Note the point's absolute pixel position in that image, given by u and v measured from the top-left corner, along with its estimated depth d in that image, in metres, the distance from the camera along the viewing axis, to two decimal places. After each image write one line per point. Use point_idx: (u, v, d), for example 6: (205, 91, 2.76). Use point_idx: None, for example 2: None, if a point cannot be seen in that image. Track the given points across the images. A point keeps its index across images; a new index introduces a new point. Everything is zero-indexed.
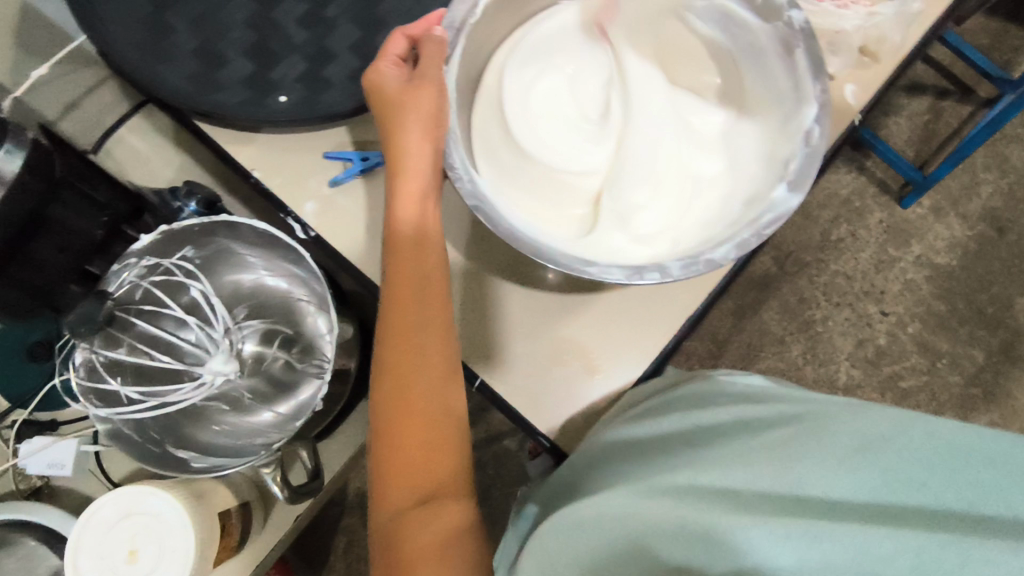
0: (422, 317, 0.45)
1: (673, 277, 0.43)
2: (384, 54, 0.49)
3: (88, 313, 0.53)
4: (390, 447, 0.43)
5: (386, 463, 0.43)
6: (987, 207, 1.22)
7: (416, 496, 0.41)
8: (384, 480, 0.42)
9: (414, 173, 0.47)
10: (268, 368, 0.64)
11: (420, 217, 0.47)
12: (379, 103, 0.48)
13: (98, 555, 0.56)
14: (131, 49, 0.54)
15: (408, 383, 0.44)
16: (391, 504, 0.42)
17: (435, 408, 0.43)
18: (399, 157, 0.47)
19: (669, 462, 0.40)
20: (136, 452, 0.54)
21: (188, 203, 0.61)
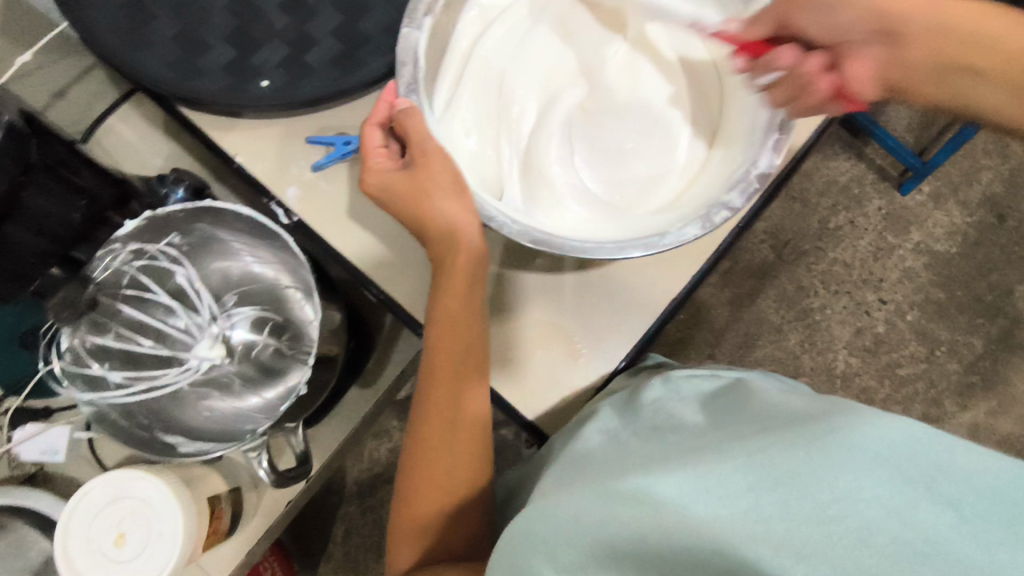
0: (455, 398, 0.49)
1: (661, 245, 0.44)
2: (367, 150, 0.50)
3: (68, 299, 0.54)
4: (419, 518, 0.49)
5: (411, 528, 0.49)
6: (987, 193, 1.21)
7: (431, 540, 0.48)
8: (403, 520, 0.49)
9: (463, 257, 0.48)
10: (257, 354, 0.63)
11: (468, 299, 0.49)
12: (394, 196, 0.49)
13: (89, 540, 0.56)
14: (111, 35, 0.54)
15: (444, 461, 0.49)
16: (409, 549, 0.49)
17: (463, 487, 0.49)
18: (440, 243, 0.48)
19: (656, 453, 0.40)
20: (123, 436, 0.56)
21: (175, 189, 0.62)
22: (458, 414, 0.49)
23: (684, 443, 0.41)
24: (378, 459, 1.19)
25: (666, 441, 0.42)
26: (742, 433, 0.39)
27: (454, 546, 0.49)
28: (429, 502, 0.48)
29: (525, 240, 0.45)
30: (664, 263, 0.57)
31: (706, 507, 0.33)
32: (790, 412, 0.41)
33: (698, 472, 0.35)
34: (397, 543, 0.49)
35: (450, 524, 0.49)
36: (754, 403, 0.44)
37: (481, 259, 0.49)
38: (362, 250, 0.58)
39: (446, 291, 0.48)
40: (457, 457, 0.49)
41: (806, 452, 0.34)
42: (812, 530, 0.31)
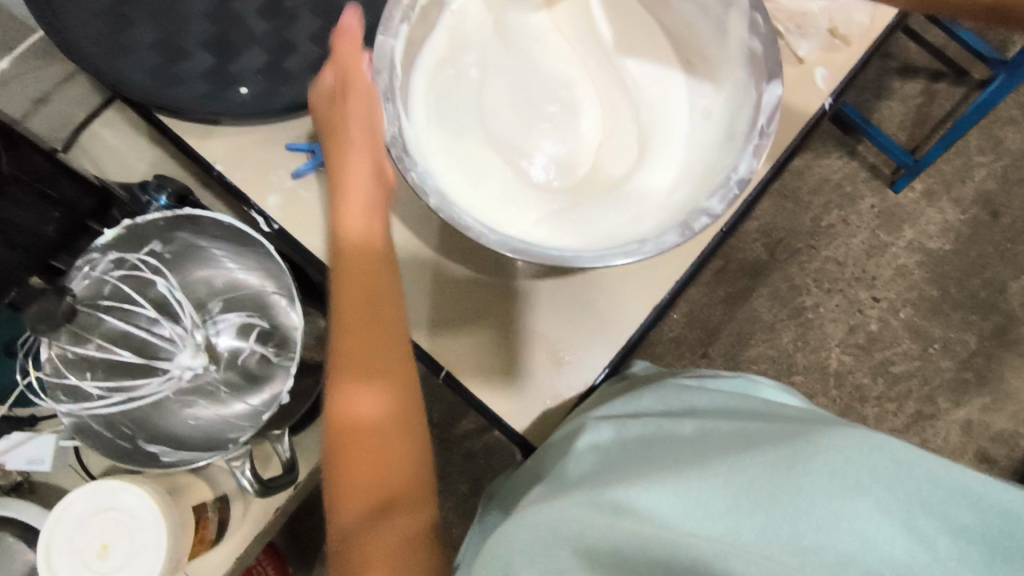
0: (375, 330, 0.46)
1: (641, 255, 0.44)
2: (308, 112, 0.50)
3: (45, 311, 0.52)
4: (345, 449, 0.44)
5: (340, 476, 0.44)
6: (980, 190, 1.21)
7: (371, 504, 0.43)
8: (339, 491, 0.44)
9: (359, 190, 0.48)
10: (243, 361, 0.64)
11: (371, 210, 0.49)
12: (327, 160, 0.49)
13: (72, 550, 0.56)
14: (88, 43, 0.54)
15: (379, 394, 0.45)
16: (352, 507, 0.43)
17: (393, 400, 0.45)
18: (348, 188, 0.48)
19: (639, 466, 0.40)
20: (106, 448, 0.54)
21: (158, 197, 0.62)
22: (372, 336, 0.46)
23: (669, 458, 0.40)
24: None
25: (649, 456, 0.41)
26: (727, 450, 0.38)
27: (389, 482, 0.43)
28: (366, 479, 0.43)
29: (505, 250, 0.44)
30: (650, 267, 0.57)
31: (682, 523, 0.34)
32: (779, 432, 0.40)
33: (676, 486, 0.35)
34: (333, 516, 0.44)
35: (392, 483, 0.43)
36: (742, 418, 0.43)
37: (380, 181, 0.50)
38: None
39: (351, 255, 0.47)
40: (384, 408, 0.45)
41: (786, 475, 0.34)
42: (786, 553, 0.32)
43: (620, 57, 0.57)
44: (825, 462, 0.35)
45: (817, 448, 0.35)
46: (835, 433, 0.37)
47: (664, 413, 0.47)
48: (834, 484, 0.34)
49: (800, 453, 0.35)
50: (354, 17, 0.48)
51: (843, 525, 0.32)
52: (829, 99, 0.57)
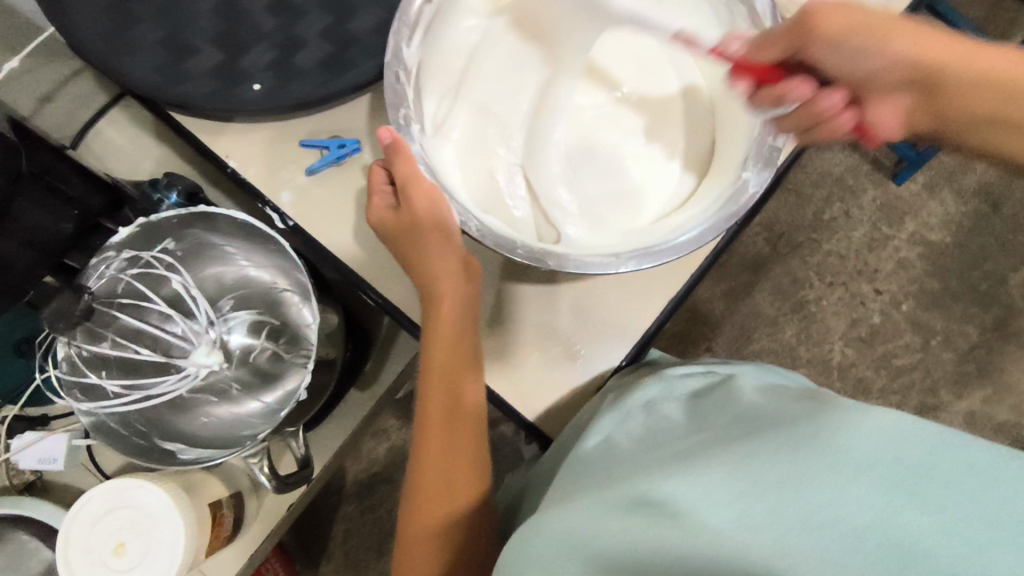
0: (455, 447, 0.51)
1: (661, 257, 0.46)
2: (372, 185, 0.51)
3: (60, 310, 0.51)
4: (431, 518, 0.49)
5: (422, 529, 0.49)
6: (981, 182, 1.21)
7: (438, 537, 0.49)
8: (413, 522, 0.49)
9: (449, 303, 0.50)
10: (254, 359, 0.63)
11: (459, 341, 0.51)
12: (393, 241, 0.51)
13: (89, 549, 0.56)
14: (97, 40, 0.54)
15: (459, 468, 0.50)
16: (420, 545, 0.49)
17: (468, 460, 0.51)
18: (432, 294, 0.51)
19: (661, 460, 0.39)
20: (122, 444, 0.55)
21: (169, 194, 0.61)
22: (461, 406, 0.51)
23: (687, 452, 0.39)
24: (377, 458, 1.19)
25: (667, 451, 0.41)
26: (737, 442, 0.38)
27: (462, 552, 0.48)
28: (435, 517, 0.49)
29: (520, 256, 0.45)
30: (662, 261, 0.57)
31: (708, 516, 0.32)
32: (792, 416, 0.39)
33: (687, 480, 0.34)
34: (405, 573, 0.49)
35: (455, 536, 0.49)
36: (759, 407, 0.42)
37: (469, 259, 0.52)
38: (358, 253, 0.57)
39: (441, 300, 0.51)
40: (459, 452, 0.51)
41: (812, 458, 0.32)
42: (823, 542, 0.30)
43: (629, 51, 0.58)
44: (853, 455, 0.32)
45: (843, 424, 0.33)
46: (849, 411, 0.35)
47: (692, 414, 0.45)
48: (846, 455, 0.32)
49: (825, 435, 0.33)
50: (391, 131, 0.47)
51: (864, 506, 0.30)
52: None
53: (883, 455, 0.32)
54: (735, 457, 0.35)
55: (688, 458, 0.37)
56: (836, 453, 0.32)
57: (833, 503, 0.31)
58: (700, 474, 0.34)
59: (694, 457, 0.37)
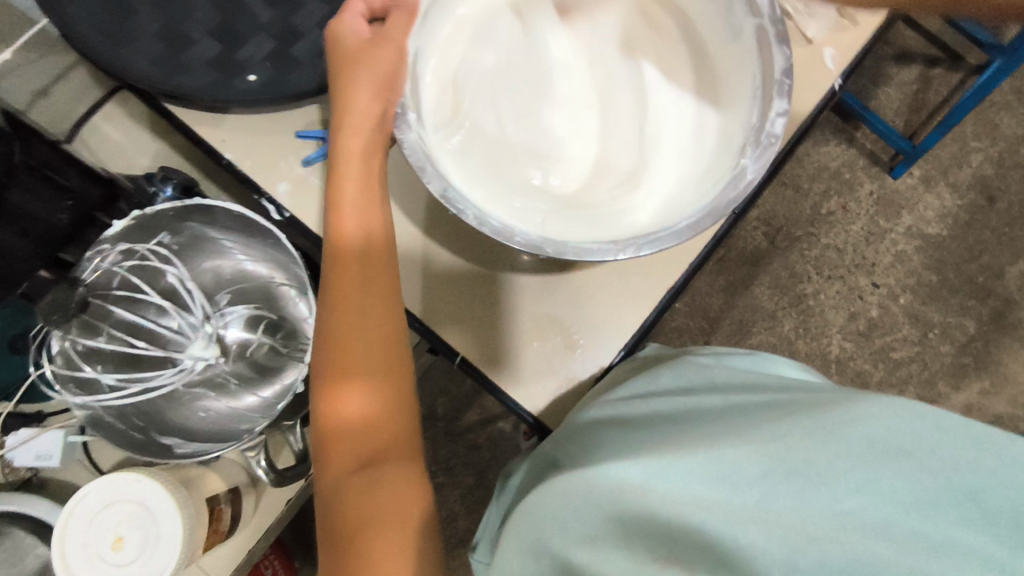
0: (364, 309, 0.47)
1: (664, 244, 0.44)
2: (348, 11, 0.49)
3: (57, 301, 0.52)
4: (342, 409, 0.45)
5: (332, 429, 0.46)
6: (977, 175, 1.22)
7: (361, 451, 0.45)
8: (326, 433, 0.46)
9: (358, 137, 0.49)
10: (253, 353, 0.62)
11: (366, 156, 0.50)
12: (339, 65, 0.49)
13: (86, 544, 0.56)
14: (92, 31, 0.53)
15: (363, 343, 0.47)
16: (338, 459, 0.45)
17: (388, 375, 0.47)
18: (350, 131, 0.49)
19: (652, 437, 0.40)
20: (119, 439, 0.54)
21: (164, 188, 0.59)
22: (369, 310, 0.47)
23: (701, 432, 0.39)
24: None
25: (673, 432, 0.40)
26: (746, 424, 0.38)
27: (374, 445, 0.45)
28: (349, 430, 0.45)
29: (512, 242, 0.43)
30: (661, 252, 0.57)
31: (691, 488, 0.33)
32: (797, 403, 0.39)
33: (706, 458, 0.34)
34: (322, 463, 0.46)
35: (375, 446, 0.45)
36: (758, 395, 0.43)
37: (377, 151, 0.50)
38: None
39: (346, 193, 0.49)
40: (372, 362, 0.47)
41: (812, 443, 0.33)
42: (816, 524, 0.31)
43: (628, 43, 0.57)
44: (865, 441, 0.33)
45: (842, 411, 0.35)
46: (864, 401, 0.36)
47: (685, 391, 0.46)
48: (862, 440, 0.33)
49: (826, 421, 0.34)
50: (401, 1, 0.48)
51: (885, 488, 0.31)
52: (838, 80, 0.57)
53: (878, 440, 0.33)
54: (756, 436, 0.35)
55: (682, 434, 0.39)
56: (836, 435, 0.33)
57: (853, 486, 0.32)
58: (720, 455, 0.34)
59: (688, 433, 0.38)
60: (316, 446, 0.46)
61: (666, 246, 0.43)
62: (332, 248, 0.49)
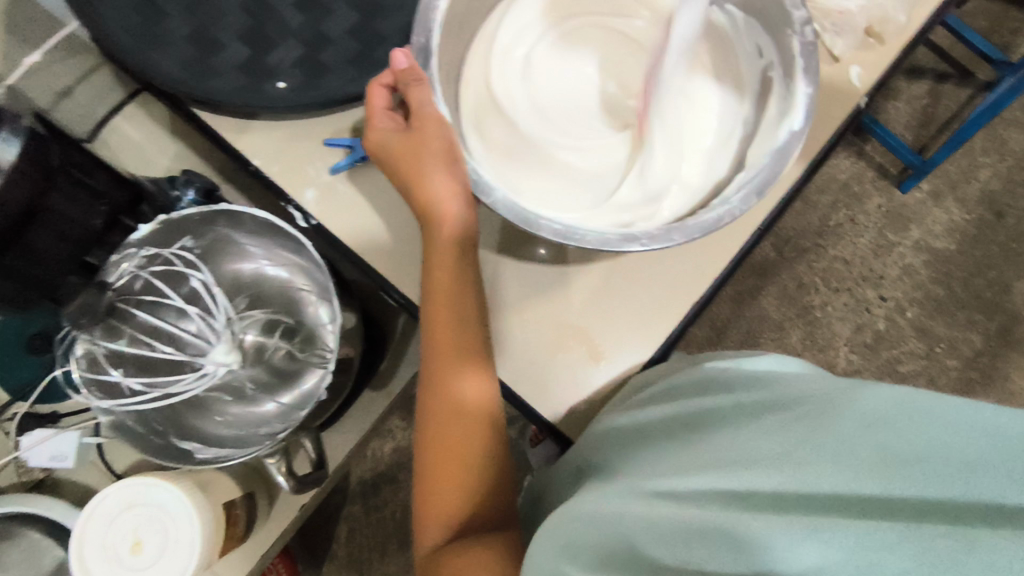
0: (458, 367, 0.47)
1: (675, 240, 0.42)
2: (372, 109, 0.48)
3: (87, 303, 0.53)
4: (441, 480, 0.46)
5: (430, 498, 0.46)
6: (986, 190, 1.22)
7: (458, 521, 0.45)
8: (427, 508, 0.46)
9: (449, 206, 0.47)
10: (270, 357, 0.63)
11: (452, 205, 0.47)
12: (387, 156, 0.47)
13: (106, 546, 0.56)
14: (124, 34, 0.53)
15: (459, 414, 0.46)
16: (434, 528, 0.45)
17: (477, 441, 0.46)
18: (426, 209, 0.47)
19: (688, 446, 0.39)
20: (138, 443, 0.54)
21: (187, 191, 0.61)
22: (463, 387, 0.47)
23: (723, 436, 0.38)
24: (381, 458, 1.19)
25: (686, 441, 0.40)
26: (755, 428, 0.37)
27: (473, 511, 0.45)
28: (446, 503, 0.45)
29: (547, 234, 0.42)
30: (682, 265, 0.57)
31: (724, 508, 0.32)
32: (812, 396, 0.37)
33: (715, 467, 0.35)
34: (422, 526, 0.46)
35: (473, 513, 0.45)
36: (774, 389, 0.40)
37: (468, 230, 0.48)
38: (378, 251, 0.57)
39: (437, 269, 0.48)
40: (471, 438, 0.46)
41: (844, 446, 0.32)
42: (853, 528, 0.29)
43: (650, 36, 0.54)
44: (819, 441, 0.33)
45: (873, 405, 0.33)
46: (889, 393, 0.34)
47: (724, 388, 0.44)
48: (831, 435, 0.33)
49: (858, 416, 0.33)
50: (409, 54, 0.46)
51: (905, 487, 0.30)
52: (862, 97, 0.57)
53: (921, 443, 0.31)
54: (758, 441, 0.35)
55: (722, 441, 0.37)
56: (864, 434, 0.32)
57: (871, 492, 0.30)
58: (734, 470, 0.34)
59: (733, 438, 0.37)
60: (417, 520, 0.47)
61: (696, 235, 0.43)
62: (431, 327, 0.48)
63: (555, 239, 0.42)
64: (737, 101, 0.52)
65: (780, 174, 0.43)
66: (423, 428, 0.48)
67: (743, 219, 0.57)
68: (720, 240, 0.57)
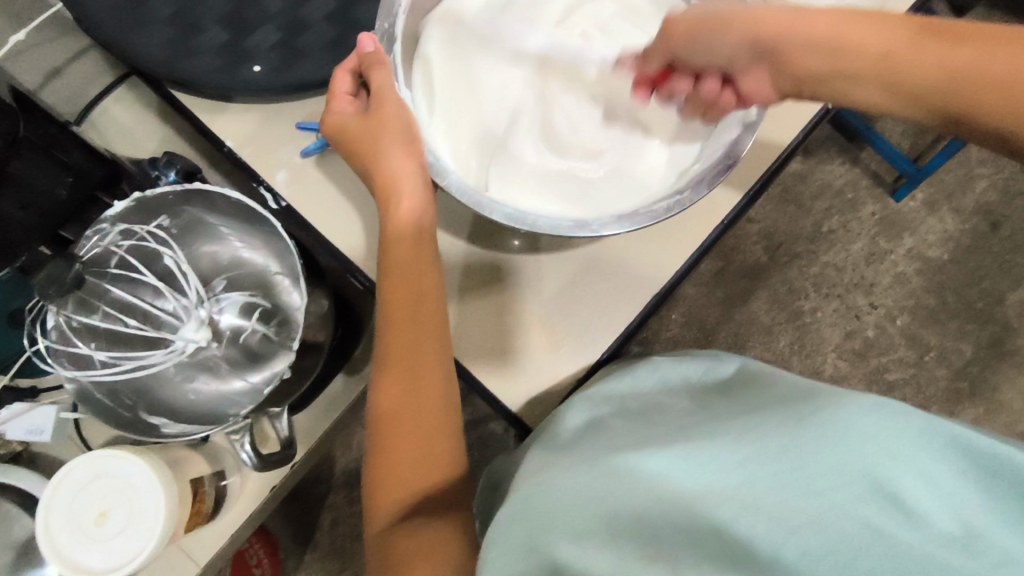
0: (415, 345, 0.47)
1: (627, 225, 0.43)
2: (334, 94, 0.49)
3: (53, 275, 0.53)
4: (393, 458, 0.45)
5: (383, 478, 0.45)
6: (981, 201, 1.22)
7: (409, 501, 0.44)
8: (382, 487, 0.45)
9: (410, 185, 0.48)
10: (244, 340, 0.62)
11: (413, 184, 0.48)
12: (348, 139, 0.48)
13: (71, 517, 0.57)
14: (104, 15, 0.54)
15: (412, 393, 0.46)
16: (388, 505, 0.45)
17: (429, 420, 0.46)
18: (388, 189, 0.48)
19: (638, 436, 0.40)
20: (108, 415, 0.57)
21: (168, 172, 0.64)
22: (418, 366, 0.47)
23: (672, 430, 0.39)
24: (367, 449, 1.20)
25: (651, 429, 0.41)
26: (723, 418, 0.39)
27: (425, 491, 0.45)
28: (399, 479, 0.45)
29: (501, 218, 0.43)
30: (652, 259, 0.58)
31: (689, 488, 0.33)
32: (778, 394, 0.40)
33: (743, 442, 0.35)
34: (374, 508, 0.45)
35: (426, 493, 0.45)
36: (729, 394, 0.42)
37: (426, 212, 0.49)
38: (350, 236, 0.58)
39: (395, 247, 0.48)
40: (427, 416, 0.46)
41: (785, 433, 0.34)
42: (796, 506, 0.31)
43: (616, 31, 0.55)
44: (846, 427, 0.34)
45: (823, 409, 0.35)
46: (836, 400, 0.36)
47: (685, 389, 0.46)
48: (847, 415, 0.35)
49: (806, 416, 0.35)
50: (376, 40, 0.47)
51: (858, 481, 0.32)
52: (834, 98, 0.58)
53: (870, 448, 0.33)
54: (765, 426, 0.36)
55: (671, 434, 0.38)
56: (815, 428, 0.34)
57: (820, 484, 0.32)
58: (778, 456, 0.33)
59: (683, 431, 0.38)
60: (368, 502, 0.46)
61: (648, 221, 0.44)
62: (385, 304, 0.48)
63: (510, 223, 0.43)
64: (702, 100, 0.53)
65: (729, 168, 0.45)
66: (380, 407, 0.47)
67: (711, 214, 0.58)
68: (689, 234, 0.58)
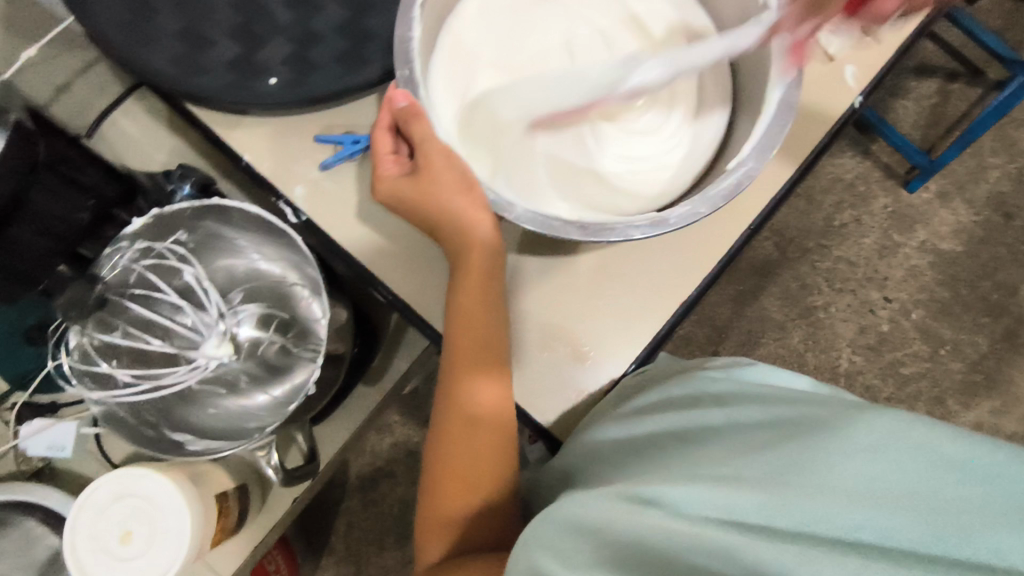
0: (472, 388, 0.48)
1: (700, 214, 0.44)
2: (377, 150, 0.49)
3: (75, 299, 0.55)
4: (446, 502, 0.47)
5: (433, 518, 0.47)
6: (994, 191, 1.21)
7: (456, 539, 0.47)
8: (429, 525, 0.47)
9: (477, 247, 0.48)
10: (264, 352, 0.63)
11: (470, 229, 0.47)
12: (396, 192, 0.48)
13: (93, 536, 0.56)
14: (114, 31, 0.53)
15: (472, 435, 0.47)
16: (437, 543, 0.47)
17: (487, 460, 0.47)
18: (446, 234, 0.48)
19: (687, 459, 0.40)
20: (128, 433, 0.55)
21: (181, 185, 0.60)
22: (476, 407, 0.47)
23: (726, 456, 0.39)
24: (381, 453, 1.20)
25: (687, 453, 0.41)
26: (756, 447, 0.39)
27: (475, 532, 0.47)
28: (446, 518, 0.47)
29: (573, 232, 0.43)
30: (674, 265, 0.57)
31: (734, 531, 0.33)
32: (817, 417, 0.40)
33: (783, 487, 0.34)
34: (425, 540, 0.48)
35: (476, 535, 0.47)
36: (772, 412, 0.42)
37: (494, 251, 0.49)
38: (371, 249, 0.57)
39: (462, 288, 0.48)
40: (479, 456, 0.47)
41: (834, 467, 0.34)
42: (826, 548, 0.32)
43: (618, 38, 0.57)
44: (875, 459, 0.35)
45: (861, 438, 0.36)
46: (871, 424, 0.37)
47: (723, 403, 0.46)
48: (878, 441, 0.35)
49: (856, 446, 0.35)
50: (407, 92, 0.45)
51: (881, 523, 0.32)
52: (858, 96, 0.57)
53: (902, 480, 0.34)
54: (803, 458, 0.35)
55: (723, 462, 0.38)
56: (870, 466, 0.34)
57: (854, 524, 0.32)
58: (812, 498, 0.33)
59: (739, 464, 0.37)
60: (419, 535, 0.48)
61: (720, 203, 0.44)
62: (449, 344, 0.49)
63: (577, 237, 0.43)
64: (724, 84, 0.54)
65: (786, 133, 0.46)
66: (437, 442, 0.48)
67: (732, 213, 0.57)
68: (711, 238, 0.57)
